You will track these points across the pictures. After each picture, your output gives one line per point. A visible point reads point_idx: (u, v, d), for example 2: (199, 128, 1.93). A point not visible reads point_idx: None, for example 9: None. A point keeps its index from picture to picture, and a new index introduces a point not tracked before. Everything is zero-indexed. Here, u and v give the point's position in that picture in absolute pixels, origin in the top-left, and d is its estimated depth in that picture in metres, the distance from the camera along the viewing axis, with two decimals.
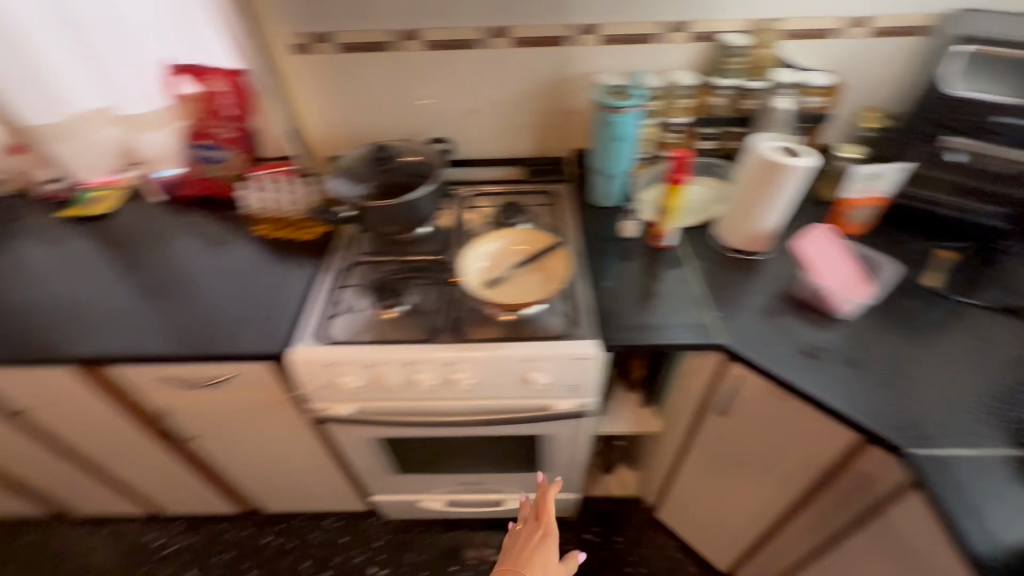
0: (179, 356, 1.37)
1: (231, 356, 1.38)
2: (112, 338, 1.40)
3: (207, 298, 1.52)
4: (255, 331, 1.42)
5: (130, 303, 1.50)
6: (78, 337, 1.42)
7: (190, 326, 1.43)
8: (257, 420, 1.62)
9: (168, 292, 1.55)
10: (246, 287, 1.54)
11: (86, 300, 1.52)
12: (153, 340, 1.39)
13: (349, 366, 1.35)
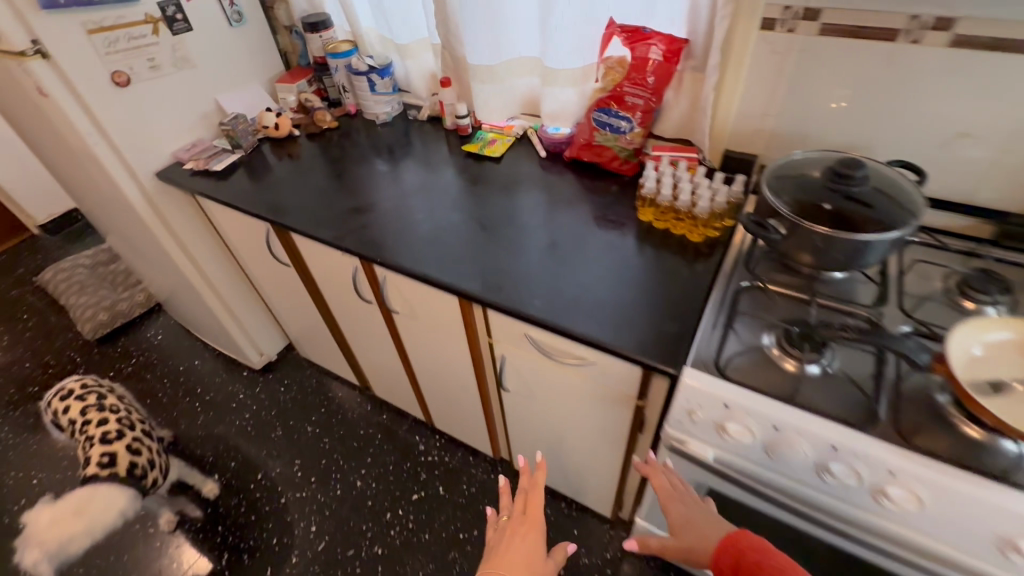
0: (402, 251, 1.11)
1: (413, 243, 1.13)
2: (326, 205, 1.28)
3: (505, 178, 1.31)
4: (597, 308, 0.95)
5: (391, 173, 1.38)
6: (305, 192, 1.34)
7: (458, 256, 1.09)
8: (543, 415, 1.25)
9: (445, 180, 1.33)
10: (500, 184, 1.29)
11: (344, 152, 1.48)
12: (417, 202, 1.26)
13: (703, 404, 0.80)
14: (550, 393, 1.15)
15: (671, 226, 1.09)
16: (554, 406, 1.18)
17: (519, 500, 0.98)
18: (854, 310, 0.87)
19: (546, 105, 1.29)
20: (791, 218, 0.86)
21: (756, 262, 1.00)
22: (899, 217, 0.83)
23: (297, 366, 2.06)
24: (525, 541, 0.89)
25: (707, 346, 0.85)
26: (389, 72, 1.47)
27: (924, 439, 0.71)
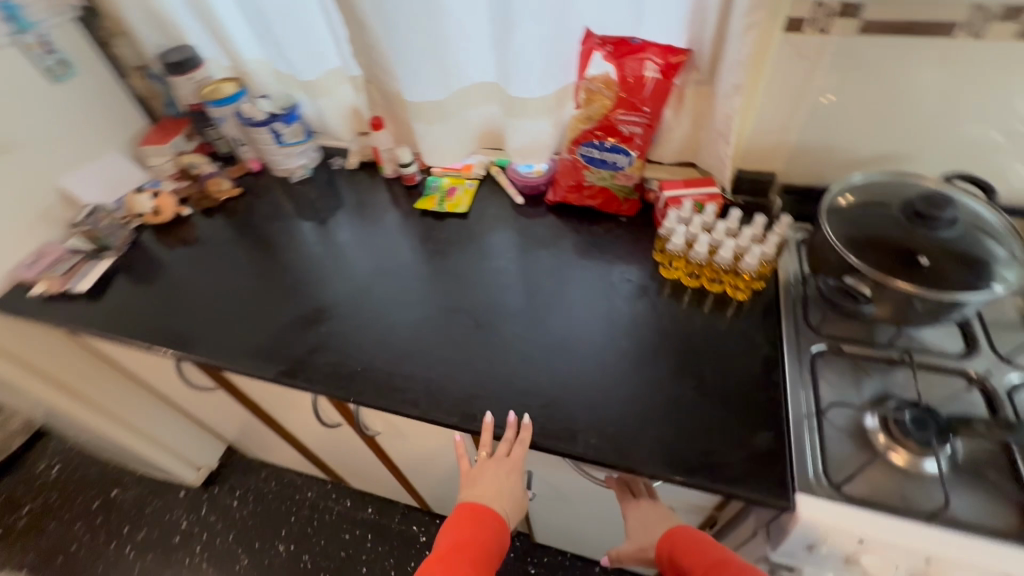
0: (381, 378, 0.83)
1: (394, 361, 0.86)
2: (256, 319, 0.96)
3: (482, 237, 1.05)
4: (654, 413, 0.75)
5: (332, 250, 1.07)
6: (220, 301, 1.00)
7: (458, 370, 0.83)
8: (580, 510, 1.05)
9: (407, 252, 1.04)
10: (477, 247, 1.03)
11: (259, 227, 1.14)
12: (379, 294, 0.97)
13: (830, 538, 0.63)
14: (591, 493, 0.95)
15: (705, 282, 0.89)
16: (597, 504, 0.98)
17: (503, 447, 0.76)
18: (943, 365, 0.74)
19: (511, 141, 1.03)
20: (876, 276, 0.69)
21: (815, 312, 0.84)
22: (989, 248, 0.69)
23: (246, 469, 1.69)
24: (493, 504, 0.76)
25: (805, 453, 0.68)
26: (295, 117, 1.13)
27: None
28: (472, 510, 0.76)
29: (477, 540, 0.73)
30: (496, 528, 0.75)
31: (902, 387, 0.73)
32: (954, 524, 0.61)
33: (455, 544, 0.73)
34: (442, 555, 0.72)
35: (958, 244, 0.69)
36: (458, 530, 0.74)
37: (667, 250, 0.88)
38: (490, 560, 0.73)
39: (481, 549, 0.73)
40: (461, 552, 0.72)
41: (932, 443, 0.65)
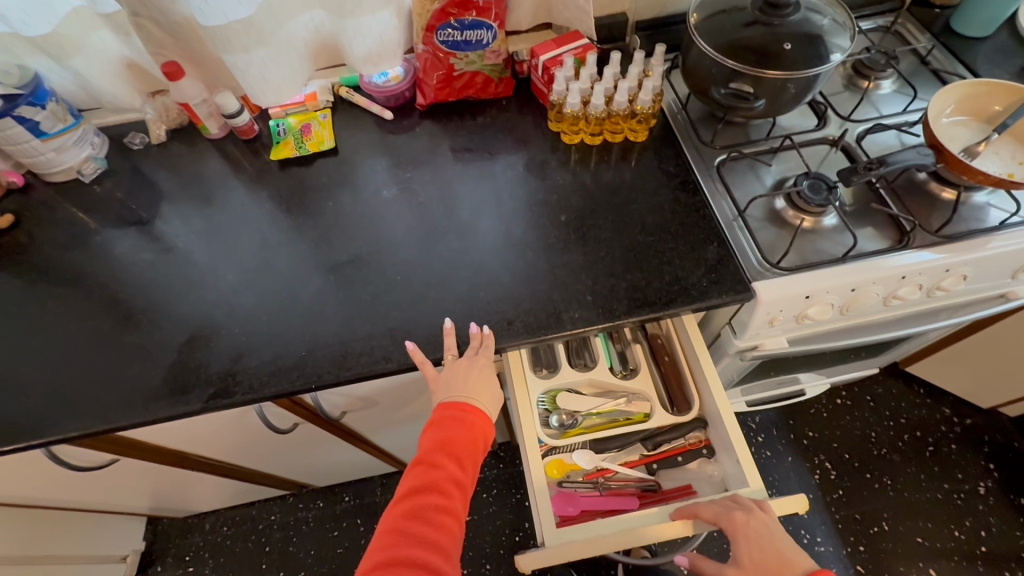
0: (336, 350, 0.73)
1: (340, 329, 0.75)
2: (140, 355, 0.75)
3: (366, 168, 0.92)
4: (616, 266, 0.77)
5: (194, 244, 0.86)
6: (73, 357, 0.76)
7: (414, 309, 0.76)
8: None
9: (288, 213, 0.88)
10: (366, 180, 0.90)
11: (71, 252, 0.86)
12: (282, 269, 0.82)
13: (785, 306, 0.74)
14: None
15: (606, 136, 0.90)
16: None
17: (472, 350, 0.71)
18: (807, 137, 0.87)
19: (353, 49, 0.89)
20: (753, 72, 0.75)
21: (703, 131, 0.90)
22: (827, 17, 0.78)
23: (184, 533, 1.44)
24: (471, 420, 0.70)
25: (742, 247, 0.77)
26: (47, 94, 0.83)
27: (928, 221, 0.78)
28: (449, 408, 0.70)
29: (459, 441, 0.68)
30: (479, 423, 0.70)
31: (790, 168, 0.85)
32: (859, 251, 0.75)
33: (435, 444, 0.68)
34: (422, 456, 0.67)
35: (806, 20, 0.76)
36: (438, 430, 0.69)
37: (565, 114, 0.87)
38: (477, 456, 0.69)
39: (464, 449, 0.68)
40: (441, 452, 0.67)
41: (830, 201, 0.76)
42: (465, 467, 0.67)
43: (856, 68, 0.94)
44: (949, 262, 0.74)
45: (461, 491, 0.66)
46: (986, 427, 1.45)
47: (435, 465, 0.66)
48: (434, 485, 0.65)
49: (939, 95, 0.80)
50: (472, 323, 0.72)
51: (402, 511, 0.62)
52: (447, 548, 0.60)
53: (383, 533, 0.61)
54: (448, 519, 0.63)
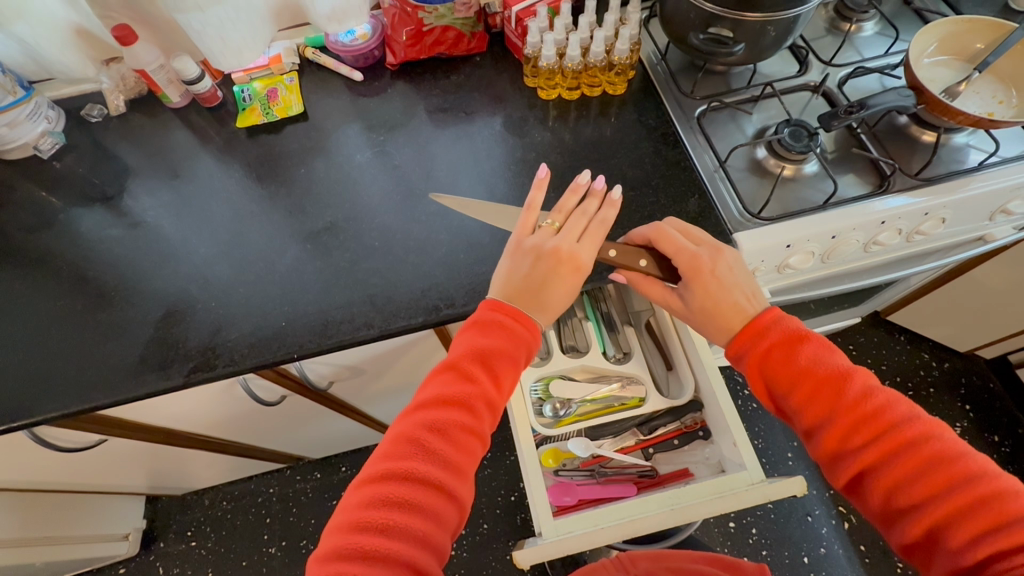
0: (317, 320, 0.73)
1: (321, 298, 0.74)
2: (116, 333, 0.74)
3: (340, 134, 0.89)
4: None
5: (163, 219, 0.83)
6: (48, 337, 0.74)
7: (396, 275, 0.75)
8: None
9: (260, 182, 0.85)
10: (340, 145, 0.88)
11: (36, 232, 0.83)
12: (257, 240, 0.80)
13: (766, 256, 0.74)
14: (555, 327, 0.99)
15: (584, 90, 0.88)
16: None
17: (578, 227, 0.66)
18: (788, 84, 0.86)
19: (315, 7, 0.85)
20: (731, 15, 0.73)
21: (683, 82, 0.88)
22: None
23: (185, 509, 1.46)
24: (524, 344, 0.61)
25: (721, 199, 0.76)
26: None
27: (907, 165, 0.78)
28: (498, 311, 0.62)
29: (500, 355, 0.60)
30: (526, 345, 0.61)
31: (771, 116, 0.83)
32: (837, 199, 0.75)
33: (474, 353, 0.60)
34: (453, 362, 0.59)
35: None
36: (480, 337, 0.60)
37: (541, 68, 0.84)
38: (515, 376, 0.61)
39: (504, 365, 0.60)
40: (478, 364, 0.59)
41: (811, 147, 0.75)
42: (501, 387, 0.59)
43: (839, 10, 0.92)
44: (927, 205, 0.74)
45: (490, 412, 0.59)
46: (963, 370, 1.49)
47: (467, 378, 0.58)
48: (461, 397, 0.57)
49: (921, 36, 0.78)
50: (601, 178, 0.69)
51: (423, 421, 0.55)
52: (466, 468, 0.55)
53: (396, 439, 0.55)
54: (472, 439, 0.56)
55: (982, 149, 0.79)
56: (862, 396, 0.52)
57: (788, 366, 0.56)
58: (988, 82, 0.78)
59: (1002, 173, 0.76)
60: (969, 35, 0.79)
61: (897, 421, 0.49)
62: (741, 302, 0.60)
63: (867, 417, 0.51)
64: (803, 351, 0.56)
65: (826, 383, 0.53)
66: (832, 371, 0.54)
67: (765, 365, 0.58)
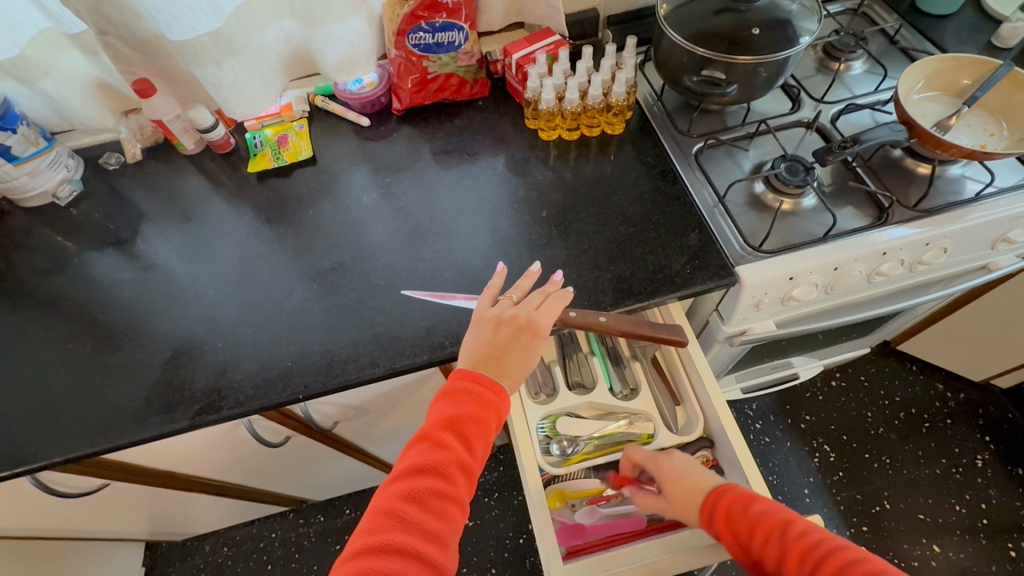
0: (323, 359, 0.73)
1: (326, 338, 0.75)
2: (124, 376, 0.74)
3: (347, 176, 0.92)
4: (599, 258, 0.77)
5: (174, 261, 0.85)
6: (55, 381, 0.75)
7: (401, 314, 0.76)
8: None
9: (269, 225, 0.87)
10: (347, 187, 0.90)
11: (50, 277, 0.85)
12: (265, 281, 0.81)
13: (769, 288, 0.74)
14: None
15: (584, 130, 0.91)
16: None
17: (537, 298, 0.68)
18: (783, 122, 0.88)
19: (325, 58, 0.89)
20: (723, 59, 0.76)
21: (680, 121, 0.91)
22: (795, 10, 0.79)
23: (186, 556, 1.42)
24: (487, 415, 0.61)
25: (722, 234, 0.77)
26: (17, 117, 0.81)
27: (904, 197, 0.79)
28: (467, 380, 0.62)
29: (470, 419, 0.60)
30: (494, 410, 0.62)
31: (767, 152, 0.85)
32: (834, 231, 0.76)
33: (445, 420, 0.60)
34: (427, 433, 0.60)
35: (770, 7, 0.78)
36: (450, 404, 0.61)
37: (541, 111, 0.87)
38: (488, 438, 0.61)
39: (476, 429, 0.60)
40: (449, 431, 0.59)
41: (808, 182, 0.77)
42: (474, 451, 0.59)
43: (828, 51, 0.95)
44: (928, 236, 0.74)
45: (466, 478, 0.58)
46: (980, 400, 1.46)
47: (441, 445, 0.58)
48: (436, 466, 0.57)
49: (911, 73, 0.80)
50: (557, 271, 0.72)
51: (399, 493, 0.55)
52: (446, 538, 0.54)
53: (374, 513, 0.54)
54: (450, 506, 0.55)
55: (978, 181, 0.80)
56: (803, 533, 0.58)
57: (749, 522, 0.62)
58: (979, 116, 0.80)
59: (1000, 204, 0.76)
60: (960, 69, 0.81)
61: (835, 549, 0.55)
62: (701, 481, 0.68)
63: (813, 554, 0.56)
64: (751, 502, 0.63)
65: (779, 532, 0.59)
66: (775, 516, 0.61)
67: (725, 527, 0.63)
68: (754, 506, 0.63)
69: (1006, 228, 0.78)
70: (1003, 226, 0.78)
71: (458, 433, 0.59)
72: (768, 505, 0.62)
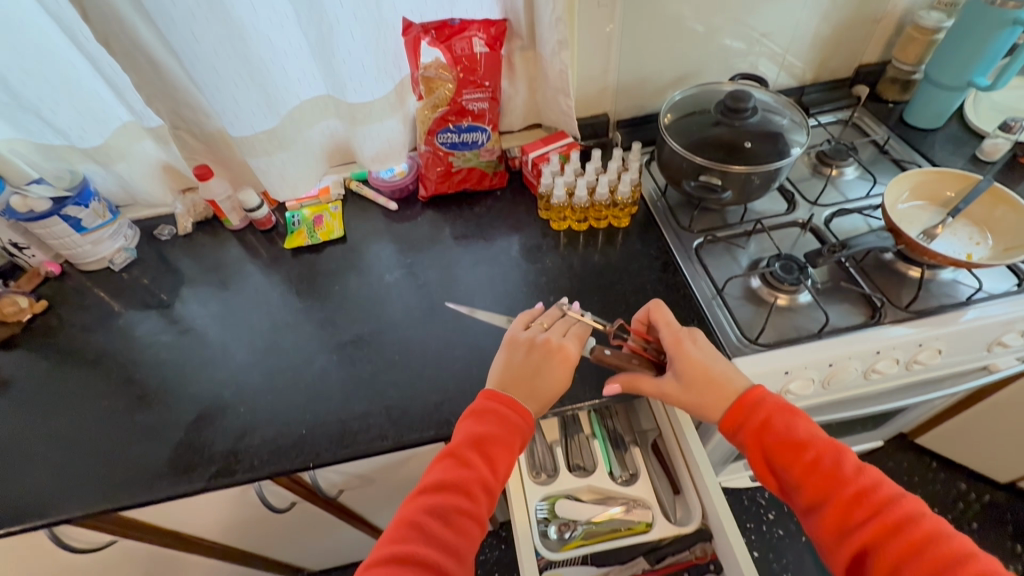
0: (335, 429, 0.77)
1: (340, 408, 0.79)
2: (149, 435, 0.79)
3: (373, 255, 1.00)
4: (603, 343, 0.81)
5: (209, 327, 0.92)
6: (86, 436, 0.80)
7: (412, 388, 0.80)
8: None
9: (298, 296, 0.94)
10: (372, 264, 0.98)
11: (96, 336, 0.92)
12: (290, 349, 0.87)
13: (766, 381, 0.77)
14: None
15: (592, 222, 0.98)
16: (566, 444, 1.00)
17: (563, 326, 0.74)
18: (779, 221, 0.94)
19: (363, 150, 1.00)
20: (719, 168, 0.84)
21: (681, 217, 0.98)
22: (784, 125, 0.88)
23: None
24: (512, 433, 0.65)
25: (719, 326, 0.81)
26: (91, 194, 0.93)
27: (896, 298, 0.82)
28: (495, 400, 0.67)
29: (496, 440, 0.64)
30: (520, 430, 0.66)
31: (764, 250, 0.91)
32: (828, 329, 0.79)
33: (471, 439, 0.64)
34: (452, 449, 0.63)
35: (761, 123, 0.87)
36: (477, 424, 0.65)
37: (552, 205, 0.95)
38: (510, 461, 0.64)
39: (500, 450, 0.64)
40: (474, 450, 0.63)
41: (801, 281, 0.81)
42: (498, 470, 0.63)
43: (820, 158, 1.03)
44: (920, 337, 0.77)
45: (488, 497, 0.62)
46: (1007, 504, 1.39)
47: (465, 463, 0.62)
48: (459, 483, 0.61)
49: (896, 185, 0.86)
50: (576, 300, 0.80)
51: (423, 506, 0.59)
52: (463, 552, 0.57)
53: (398, 523, 0.58)
54: (470, 523, 0.59)
55: (970, 287, 0.83)
56: (847, 473, 0.60)
57: (794, 445, 0.63)
58: (965, 226, 0.85)
59: (991, 311, 0.79)
60: (943, 183, 0.87)
61: (881, 501, 0.57)
62: (732, 376, 0.69)
63: (857, 499, 0.58)
64: (791, 423, 0.64)
65: (820, 466, 0.61)
66: (818, 446, 0.62)
67: (766, 436, 0.64)
68: (800, 434, 0.63)
69: (1001, 334, 0.81)
70: (997, 331, 0.80)
71: (483, 451, 0.63)
72: (814, 438, 0.63)
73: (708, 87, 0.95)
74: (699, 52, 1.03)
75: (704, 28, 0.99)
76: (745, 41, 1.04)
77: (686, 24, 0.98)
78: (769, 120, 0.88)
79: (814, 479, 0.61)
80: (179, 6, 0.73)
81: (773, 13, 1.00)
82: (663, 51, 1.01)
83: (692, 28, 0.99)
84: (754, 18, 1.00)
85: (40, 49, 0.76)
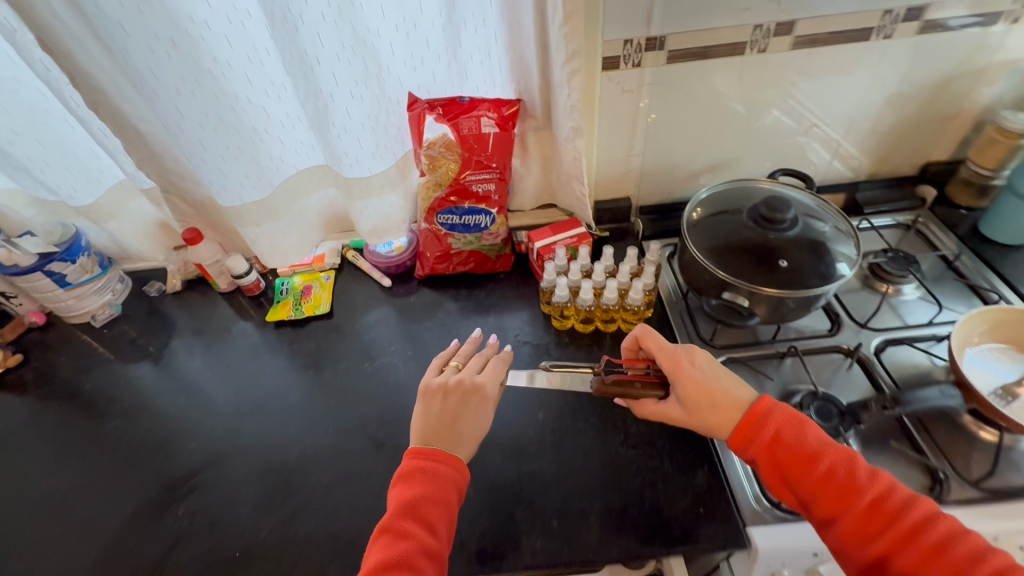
0: (272, 554, 0.67)
1: (283, 527, 0.70)
2: (83, 530, 0.73)
3: (356, 337, 0.91)
4: (591, 481, 0.69)
5: (172, 402, 0.86)
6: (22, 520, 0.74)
7: (367, 511, 0.70)
8: None
9: (269, 378, 0.87)
10: (353, 347, 0.90)
11: (63, 398, 0.88)
12: (247, 441, 0.79)
13: (789, 561, 0.62)
14: None
15: (599, 323, 0.87)
16: None
17: (478, 361, 0.70)
18: (819, 346, 0.80)
19: (360, 223, 0.93)
20: (746, 287, 0.72)
21: (703, 326, 0.86)
22: (828, 239, 0.76)
23: None
24: (445, 489, 0.58)
25: (735, 478, 0.68)
26: (81, 250, 0.90)
27: (964, 469, 0.66)
28: (418, 457, 0.59)
29: (430, 499, 0.56)
30: (451, 481, 0.58)
31: (798, 381, 0.77)
32: None
33: (403, 507, 0.56)
34: (387, 525, 0.55)
35: (800, 236, 0.75)
36: (405, 488, 0.57)
37: (553, 303, 0.85)
38: (451, 517, 0.57)
39: (436, 508, 0.56)
40: (410, 517, 0.55)
41: (841, 432, 0.68)
42: (439, 532, 0.55)
43: (874, 270, 0.88)
44: (995, 529, 0.60)
45: (436, 566, 0.53)
46: None
47: (403, 536, 0.54)
48: (400, 559, 0.52)
49: (967, 324, 0.72)
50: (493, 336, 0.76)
51: None
52: None
53: None
54: None
55: None
56: (863, 481, 0.53)
57: (806, 454, 0.55)
58: None
59: None
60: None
61: (905, 512, 0.50)
62: (730, 392, 0.60)
63: (876, 509, 0.51)
64: (802, 432, 0.56)
65: (838, 476, 0.53)
66: (832, 456, 0.55)
67: (775, 450, 0.56)
68: (811, 444, 0.56)
69: None
70: None
71: (417, 513, 0.55)
72: (828, 445, 0.55)
73: (743, 185, 0.83)
74: (737, 140, 0.92)
75: (743, 117, 0.89)
76: (791, 131, 0.92)
77: (723, 111, 0.88)
78: (810, 229, 0.76)
79: (833, 491, 0.53)
80: (170, 80, 0.71)
81: (824, 104, 0.89)
82: (696, 139, 0.91)
83: (729, 118, 0.89)
84: (802, 109, 0.89)
85: (30, 108, 0.74)
